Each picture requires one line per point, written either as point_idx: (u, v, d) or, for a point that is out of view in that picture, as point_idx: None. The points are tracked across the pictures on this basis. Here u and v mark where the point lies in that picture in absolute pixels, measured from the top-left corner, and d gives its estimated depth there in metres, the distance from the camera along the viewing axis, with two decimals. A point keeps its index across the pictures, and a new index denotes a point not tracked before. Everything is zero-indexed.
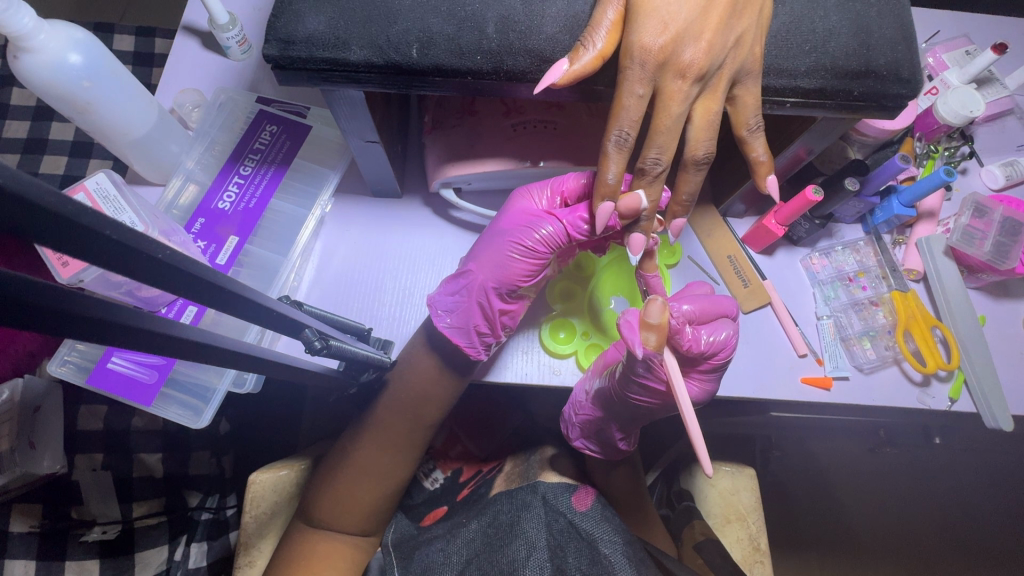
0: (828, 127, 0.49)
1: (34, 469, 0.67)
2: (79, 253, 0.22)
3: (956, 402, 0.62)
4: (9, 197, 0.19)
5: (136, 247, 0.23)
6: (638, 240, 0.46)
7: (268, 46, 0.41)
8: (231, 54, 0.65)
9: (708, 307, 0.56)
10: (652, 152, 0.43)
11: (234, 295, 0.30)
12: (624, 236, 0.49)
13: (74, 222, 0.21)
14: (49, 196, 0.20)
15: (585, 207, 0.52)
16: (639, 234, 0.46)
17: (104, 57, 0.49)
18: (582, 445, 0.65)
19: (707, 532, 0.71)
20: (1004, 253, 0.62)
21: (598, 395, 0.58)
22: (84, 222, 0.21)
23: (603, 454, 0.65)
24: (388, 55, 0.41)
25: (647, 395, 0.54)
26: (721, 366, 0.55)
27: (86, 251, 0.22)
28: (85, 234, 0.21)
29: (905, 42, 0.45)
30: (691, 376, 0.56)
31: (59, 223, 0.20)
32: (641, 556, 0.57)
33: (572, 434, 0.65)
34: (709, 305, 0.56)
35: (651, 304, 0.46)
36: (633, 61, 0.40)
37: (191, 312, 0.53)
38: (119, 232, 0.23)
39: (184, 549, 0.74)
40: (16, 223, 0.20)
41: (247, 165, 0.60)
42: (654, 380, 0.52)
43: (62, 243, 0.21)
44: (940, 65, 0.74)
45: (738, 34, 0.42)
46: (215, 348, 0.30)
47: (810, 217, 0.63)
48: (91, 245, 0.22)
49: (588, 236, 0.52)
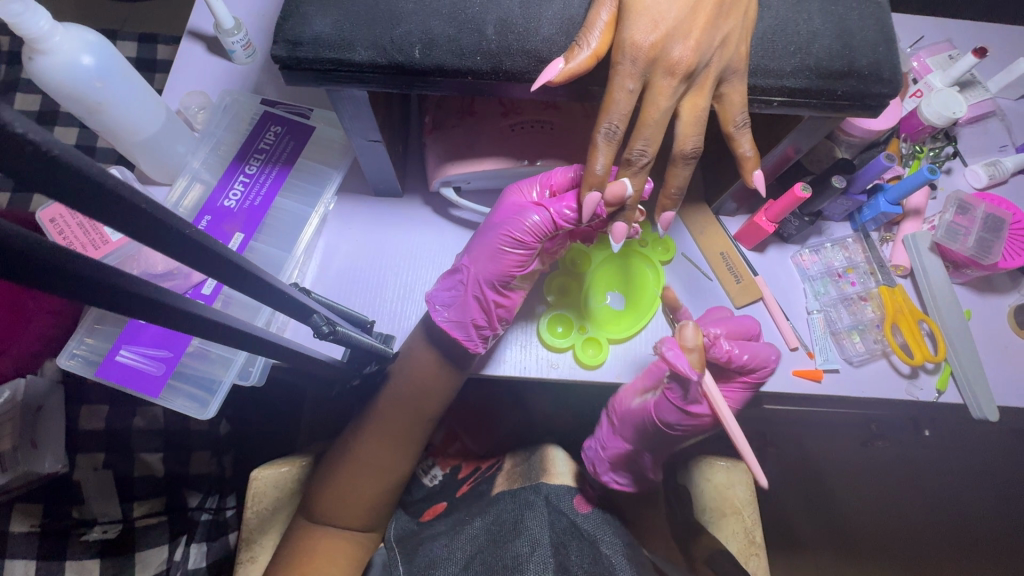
0: (813, 126, 0.51)
1: (35, 469, 0.68)
2: (112, 225, 0.23)
3: (943, 394, 0.63)
4: (53, 167, 0.20)
5: (165, 222, 0.25)
6: (620, 228, 0.48)
7: (277, 47, 0.42)
8: (236, 58, 0.67)
9: (731, 329, 0.62)
10: (638, 144, 0.45)
11: (250, 275, 0.31)
12: (608, 226, 0.51)
13: (112, 194, 0.22)
14: (91, 169, 0.21)
15: (571, 195, 0.53)
16: (621, 223, 0.49)
17: (115, 59, 0.51)
18: (611, 479, 0.66)
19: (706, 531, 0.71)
20: (987, 249, 0.64)
21: (627, 412, 0.65)
22: (121, 195, 0.23)
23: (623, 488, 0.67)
24: (391, 55, 0.43)
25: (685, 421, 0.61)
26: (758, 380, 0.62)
27: (117, 223, 0.23)
28: (120, 205, 0.23)
29: (885, 43, 0.47)
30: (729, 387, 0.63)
31: (98, 195, 0.22)
32: (641, 559, 0.58)
33: (599, 470, 0.67)
34: (733, 324, 0.62)
35: (686, 331, 0.55)
36: (624, 58, 0.42)
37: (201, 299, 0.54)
38: (151, 206, 0.24)
39: (183, 549, 0.74)
40: (59, 195, 0.21)
41: (252, 164, 0.62)
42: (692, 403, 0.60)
43: (99, 214, 0.22)
44: (924, 69, 0.77)
45: (724, 34, 0.44)
46: (227, 327, 0.32)
47: (800, 214, 0.65)
48: (124, 218, 0.23)
49: (574, 224, 0.54)
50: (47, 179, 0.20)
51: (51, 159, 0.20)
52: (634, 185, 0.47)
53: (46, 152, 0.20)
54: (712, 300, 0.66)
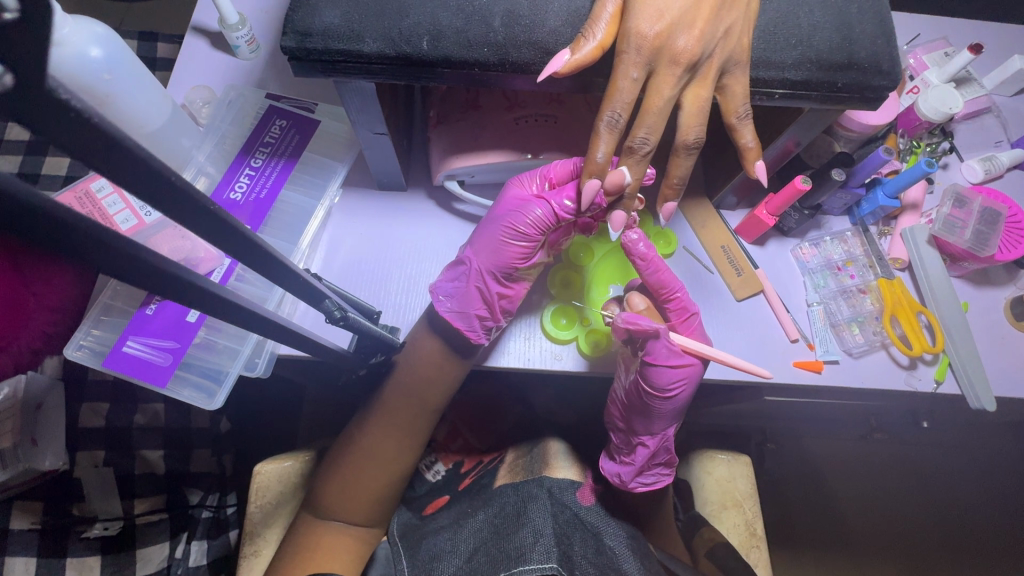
0: (814, 119, 0.51)
1: (36, 466, 0.67)
2: (141, 196, 0.24)
3: (942, 384, 0.64)
4: (94, 135, 0.21)
5: (193, 198, 0.25)
6: (619, 216, 0.49)
7: (286, 38, 0.43)
8: (240, 53, 0.67)
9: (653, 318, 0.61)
10: (641, 132, 0.45)
11: (269, 258, 0.32)
12: (607, 214, 0.52)
13: (146, 166, 0.23)
14: (127, 140, 0.22)
15: (572, 187, 0.54)
16: (619, 211, 0.49)
17: (123, 52, 0.51)
18: (638, 483, 0.64)
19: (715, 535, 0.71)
20: (984, 241, 0.65)
21: (629, 416, 0.61)
22: (153, 167, 0.23)
23: (660, 484, 0.64)
24: (399, 47, 0.43)
25: (677, 380, 0.56)
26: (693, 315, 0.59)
27: (147, 196, 0.24)
28: (152, 178, 0.23)
29: (884, 36, 0.48)
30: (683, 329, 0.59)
31: (131, 166, 0.22)
32: (643, 550, 0.59)
33: (628, 480, 0.63)
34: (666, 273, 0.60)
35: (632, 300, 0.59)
36: (629, 47, 0.43)
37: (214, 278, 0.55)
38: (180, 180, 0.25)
39: (184, 547, 0.76)
40: (96, 166, 0.21)
41: (258, 157, 0.62)
42: (666, 360, 0.55)
43: (130, 186, 0.23)
44: (920, 66, 0.78)
45: (727, 25, 0.44)
46: (241, 308, 0.32)
47: (799, 207, 0.66)
48: (154, 190, 0.24)
49: (574, 215, 0.54)
50: (88, 148, 0.21)
51: (94, 129, 0.20)
52: (633, 173, 0.48)
53: (87, 121, 0.20)
54: (714, 292, 0.66)
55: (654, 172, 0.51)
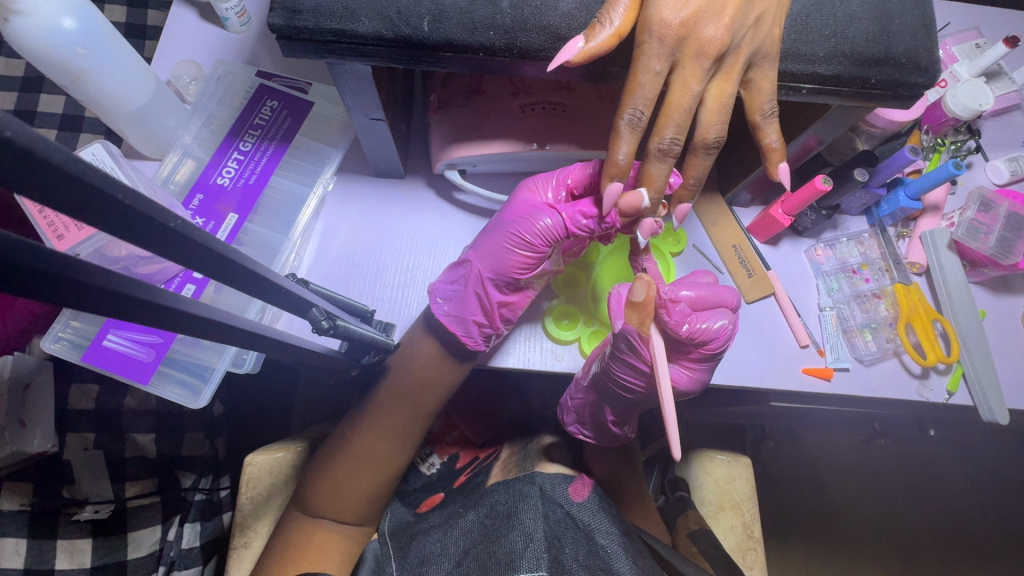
0: (841, 115, 0.48)
1: (24, 448, 0.63)
2: (83, 208, 0.21)
3: (954, 395, 0.62)
4: (10, 151, 0.18)
5: (152, 213, 0.23)
6: (648, 224, 0.47)
7: (273, 15, 0.39)
8: (229, 25, 0.63)
9: (707, 295, 0.53)
10: (668, 132, 0.41)
11: (241, 269, 0.29)
12: (628, 229, 0.49)
13: (85, 183, 0.20)
14: (58, 149, 0.19)
15: (587, 203, 0.50)
16: (650, 219, 0.47)
17: (100, 23, 0.47)
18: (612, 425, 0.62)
19: (701, 522, 0.73)
20: (1008, 248, 0.62)
21: (648, 395, 0.55)
22: (99, 181, 0.20)
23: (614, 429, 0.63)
24: (398, 28, 0.40)
25: (709, 331, 0.50)
26: (713, 356, 0.52)
27: (97, 212, 0.21)
28: (96, 196, 0.21)
29: (925, 29, 0.44)
30: (680, 362, 0.54)
31: (66, 178, 0.20)
32: (638, 547, 0.56)
33: (607, 423, 0.62)
34: (706, 294, 0.53)
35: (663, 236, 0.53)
36: (650, 37, 0.39)
37: (190, 288, 0.54)
38: (131, 196, 0.22)
39: (177, 530, 0.72)
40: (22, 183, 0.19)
41: (247, 141, 0.59)
42: (696, 330, 0.50)
43: (70, 197, 0.20)
44: (951, 57, 0.73)
45: (758, 12, 0.41)
46: (215, 324, 0.30)
47: (817, 207, 0.62)
48: (99, 204, 0.21)
49: (588, 231, 0.51)
50: (17, 166, 0.18)
51: (7, 143, 0.18)
52: (651, 196, 0.44)
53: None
54: None
55: (679, 179, 0.49)
